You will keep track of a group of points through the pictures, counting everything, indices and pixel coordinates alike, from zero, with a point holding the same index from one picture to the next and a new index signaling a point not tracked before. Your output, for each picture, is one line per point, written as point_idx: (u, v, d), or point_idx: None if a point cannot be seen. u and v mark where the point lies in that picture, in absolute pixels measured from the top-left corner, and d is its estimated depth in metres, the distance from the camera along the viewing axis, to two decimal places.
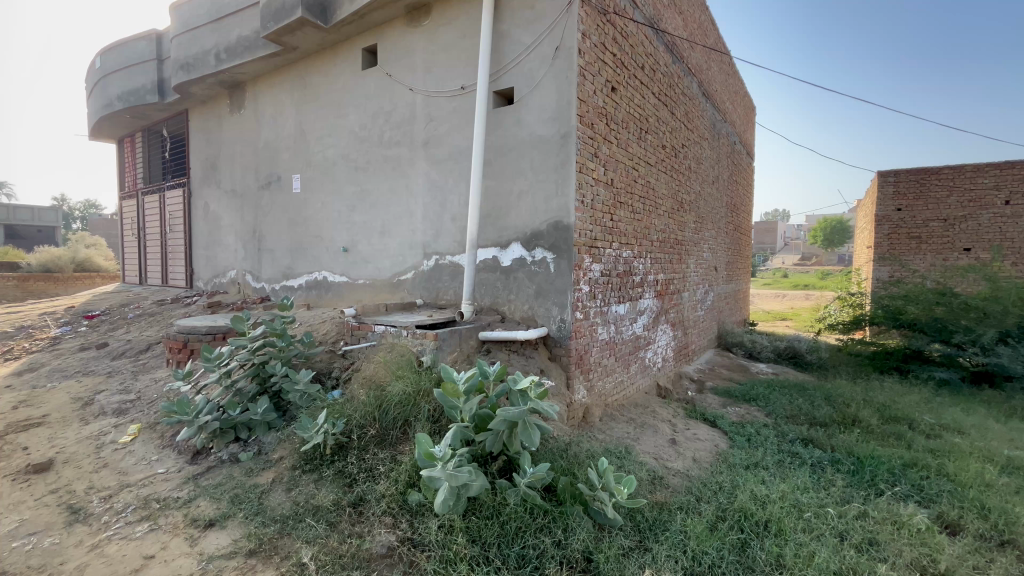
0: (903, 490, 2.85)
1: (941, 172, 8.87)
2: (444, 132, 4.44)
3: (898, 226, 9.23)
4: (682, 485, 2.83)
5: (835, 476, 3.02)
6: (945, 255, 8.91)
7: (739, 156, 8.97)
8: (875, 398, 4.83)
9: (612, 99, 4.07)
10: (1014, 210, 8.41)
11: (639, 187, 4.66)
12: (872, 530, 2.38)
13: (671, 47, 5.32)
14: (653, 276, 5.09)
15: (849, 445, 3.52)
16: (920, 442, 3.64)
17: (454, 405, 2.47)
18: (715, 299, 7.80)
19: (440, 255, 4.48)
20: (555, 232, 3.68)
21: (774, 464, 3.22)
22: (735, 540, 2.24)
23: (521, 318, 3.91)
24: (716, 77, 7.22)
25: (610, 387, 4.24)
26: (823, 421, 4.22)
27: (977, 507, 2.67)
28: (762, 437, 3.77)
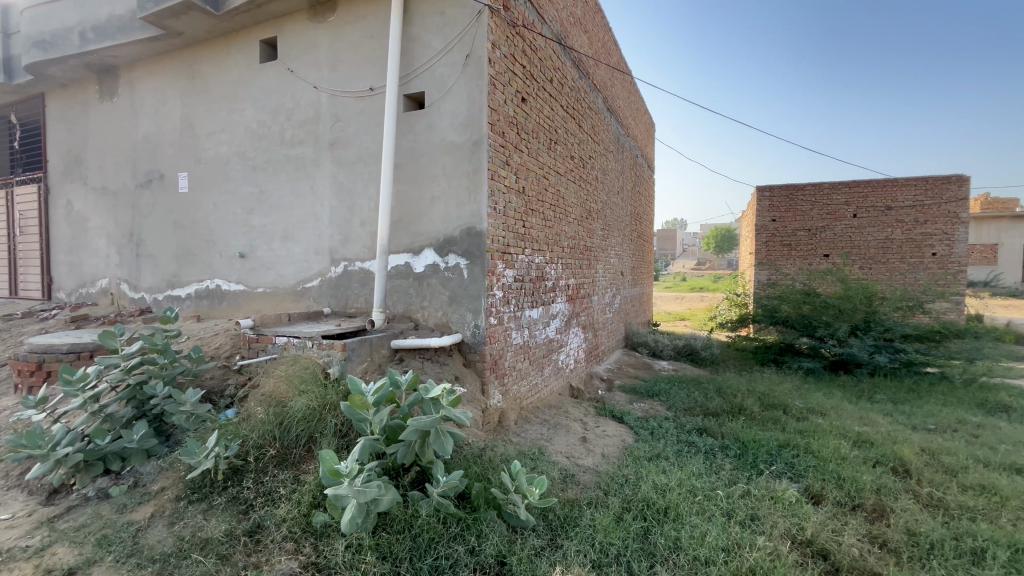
0: (779, 468, 3.22)
1: (805, 188, 10.20)
2: (352, 133, 4.27)
3: (773, 235, 10.49)
4: (592, 481, 2.96)
5: (725, 461, 3.33)
6: (810, 260, 10.26)
7: (641, 169, 9.63)
8: (756, 388, 5.43)
9: (522, 109, 4.17)
10: (860, 222, 9.88)
11: (550, 196, 4.83)
12: (754, 506, 2.66)
13: (577, 62, 5.58)
14: (564, 281, 5.29)
15: (736, 432, 3.91)
16: (792, 425, 4.14)
17: (362, 418, 2.37)
18: (622, 302, 8.28)
19: (349, 261, 4.29)
20: (468, 238, 3.69)
21: (673, 454, 3.49)
22: (639, 528, 2.38)
23: (436, 325, 3.86)
24: (619, 94, 7.70)
25: (525, 390, 4.32)
26: (715, 411, 4.65)
27: (835, 478, 3.09)
28: (663, 430, 4.06)
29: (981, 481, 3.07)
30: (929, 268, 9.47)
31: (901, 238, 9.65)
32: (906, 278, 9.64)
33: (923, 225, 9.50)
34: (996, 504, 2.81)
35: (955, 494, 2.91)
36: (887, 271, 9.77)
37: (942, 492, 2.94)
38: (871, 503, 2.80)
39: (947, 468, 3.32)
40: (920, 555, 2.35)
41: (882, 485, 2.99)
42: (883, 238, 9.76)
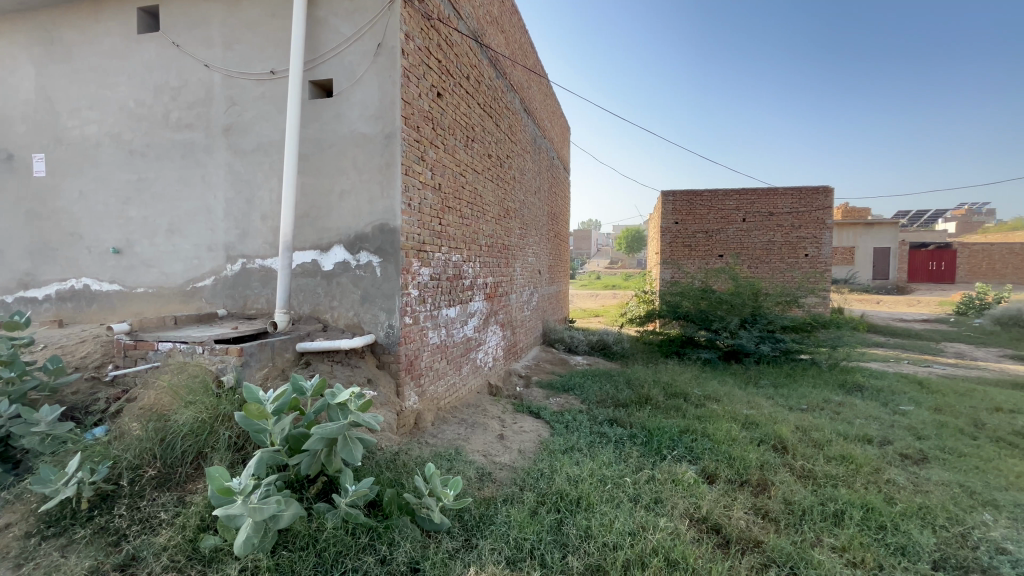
0: (680, 452, 3.47)
1: (702, 194, 11.13)
2: (250, 119, 3.92)
3: (676, 236, 11.34)
4: (508, 478, 2.98)
5: (632, 449, 3.53)
6: (707, 260, 11.23)
7: (557, 170, 9.90)
8: (661, 379, 5.83)
9: (438, 104, 4.09)
10: (748, 226, 10.98)
11: (467, 193, 4.79)
12: (658, 490, 2.84)
13: (494, 61, 5.59)
14: (482, 279, 5.29)
15: (643, 421, 4.16)
16: (691, 412, 4.49)
17: (261, 429, 2.18)
18: (540, 299, 8.47)
19: (248, 258, 3.94)
20: (380, 235, 3.55)
21: (586, 445, 3.63)
22: (552, 521, 2.44)
23: (346, 326, 3.67)
24: (536, 96, 7.86)
25: (442, 390, 4.26)
26: (624, 402, 4.92)
27: (727, 458, 3.39)
28: (577, 422, 4.21)
29: (841, 452, 3.54)
30: (803, 267, 10.75)
31: (781, 241, 10.86)
32: (785, 276, 10.86)
33: (798, 229, 10.75)
34: (851, 471, 3.26)
35: (822, 465, 3.32)
36: (770, 270, 10.94)
37: (812, 463, 3.35)
38: (756, 478, 3.12)
39: (816, 443, 3.78)
40: (794, 522, 2.65)
41: (765, 462, 3.34)
42: (767, 240, 10.92)
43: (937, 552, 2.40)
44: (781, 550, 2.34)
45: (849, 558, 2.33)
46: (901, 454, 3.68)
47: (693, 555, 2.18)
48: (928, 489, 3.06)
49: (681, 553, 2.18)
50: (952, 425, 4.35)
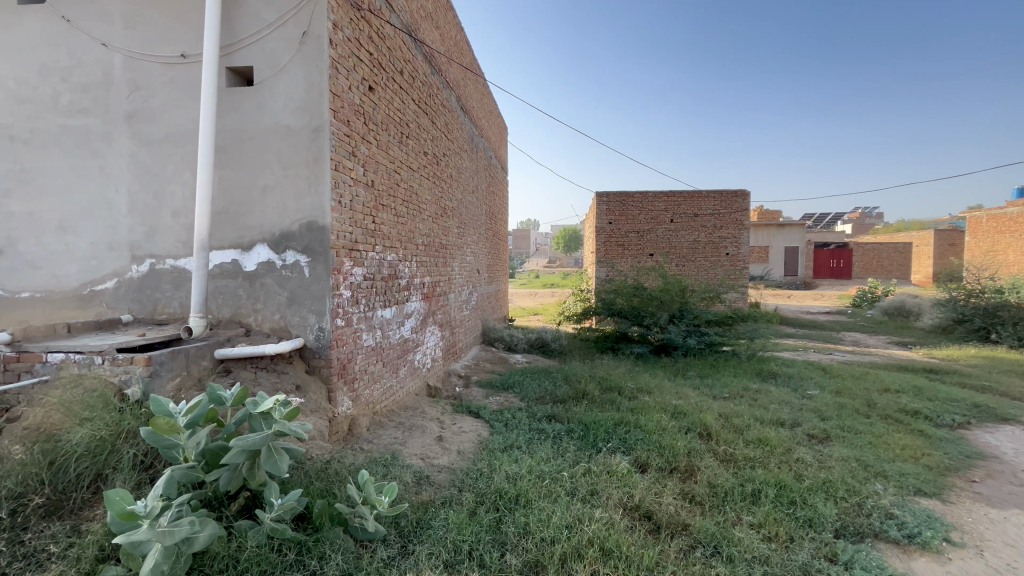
0: (615, 444, 3.60)
1: (634, 196, 11.62)
2: (157, 106, 3.58)
3: (610, 236, 11.77)
4: (447, 480, 2.94)
5: (569, 443, 3.61)
6: (639, 258, 11.75)
7: (494, 170, 9.91)
8: (597, 373, 6.02)
9: (370, 98, 3.95)
10: (676, 226, 11.60)
11: (402, 191, 4.67)
12: (594, 482, 2.92)
13: (428, 57, 5.49)
14: (419, 279, 5.19)
15: (580, 416, 4.26)
16: (625, 404, 4.67)
17: (172, 444, 1.99)
18: (479, 298, 8.45)
19: (157, 258, 3.60)
20: (309, 233, 3.37)
21: (525, 442, 3.67)
22: (491, 520, 2.43)
23: (272, 330, 3.45)
24: (472, 94, 7.81)
25: (378, 394, 4.13)
26: (562, 397, 5.02)
27: (659, 447, 3.55)
28: (516, 420, 4.24)
29: (758, 435, 3.82)
30: (724, 265, 11.53)
31: (705, 241, 11.57)
32: (709, 274, 11.59)
33: (720, 230, 11.50)
34: (767, 452, 3.53)
35: (741, 448, 3.58)
36: (695, 268, 11.63)
37: (733, 448, 3.59)
38: (684, 464, 3.30)
39: (736, 428, 4.06)
40: (717, 503, 2.83)
41: (692, 449, 3.54)
42: (692, 240, 11.60)
43: (838, 521, 2.66)
44: (706, 531, 2.48)
45: (765, 533, 2.53)
46: (808, 434, 4.04)
47: (626, 543, 2.26)
48: (831, 465, 3.38)
49: (616, 542, 2.25)
50: (849, 406, 4.85)
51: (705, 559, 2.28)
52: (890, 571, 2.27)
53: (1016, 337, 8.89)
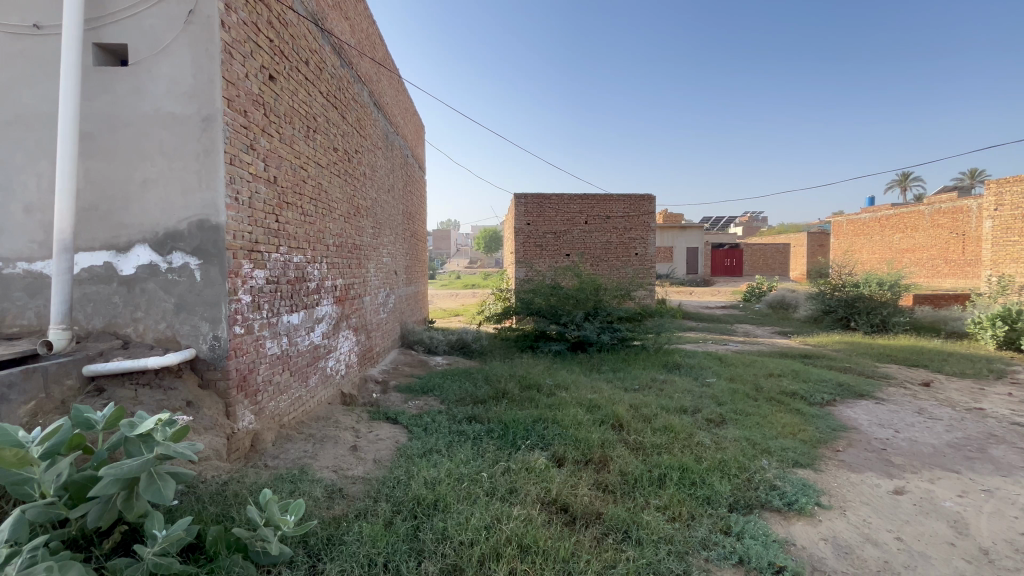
0: (534, 442, 3.67)
1: (550, 198, 11.96)
2: (3, 83, 3.05)
3: (528, 237, 12.01)
4: (362, 491, 2.81)
5: (488, 444, 3.61)
6: (556, 259, 12.13)
7: (411, 168, 9.68)
8: (517, 372, 6.10)
9: (270, 88, 3.67)
10: (589, 228, 12.12)
11: (309, 189, 4.40)
12: (513, 480, 2.96)
13: (337, 49, 5.23)
14: (330, 281, 4.92)
15: (499, 415, 4.29)
16: (544, 401, 4.78)
17: (24, 479, 1.70)
18: (396, 301, 8.19)
19: (4, 262, 3.06)
20: (199, 233, 3.06)
21: (445, 445, 3.62)
22: (408, 529, 2.37)
23: (156, 341, 3.09)
24: (387, 90, 7.58)
25: (285, 406, 3.85)
26: (482, 398, 5.03)
27: (575, 441, 3.67)
28: (435, 424, 4.17)
29: (664, 423, 4.10)
30: (634, 265, 12.25)
31: (616, 241, 12.20)
32: (620, 273, 12.24)
33: (629, 231, 12.20)
34: (672, 439, 3.80)
35: (649, 436, 3.81)
36: (608, 267, 12.23)
37: (642, 436, 3.81)
38: (598, 455, 3.45)
39: (645, 417, 4.32)
40: (628, 490, 2.99)
41: (605, 440, 3.70)
42: (605, 241, 12.18)
43: (731, 497, 2.93)
44: (618, 518, 2.62)
45: (669, 514, 2.71)
46: (707, 419, 4.41)
47: (544, 538, 2.31)
48: (725, 445, 3.72)
49: (533, 538, 2.30)
50: (741, 390, 5.37)
51: (616, 544, 2.40)
52: (773, 537, 2.55)
53: (869, 324, 10.42)
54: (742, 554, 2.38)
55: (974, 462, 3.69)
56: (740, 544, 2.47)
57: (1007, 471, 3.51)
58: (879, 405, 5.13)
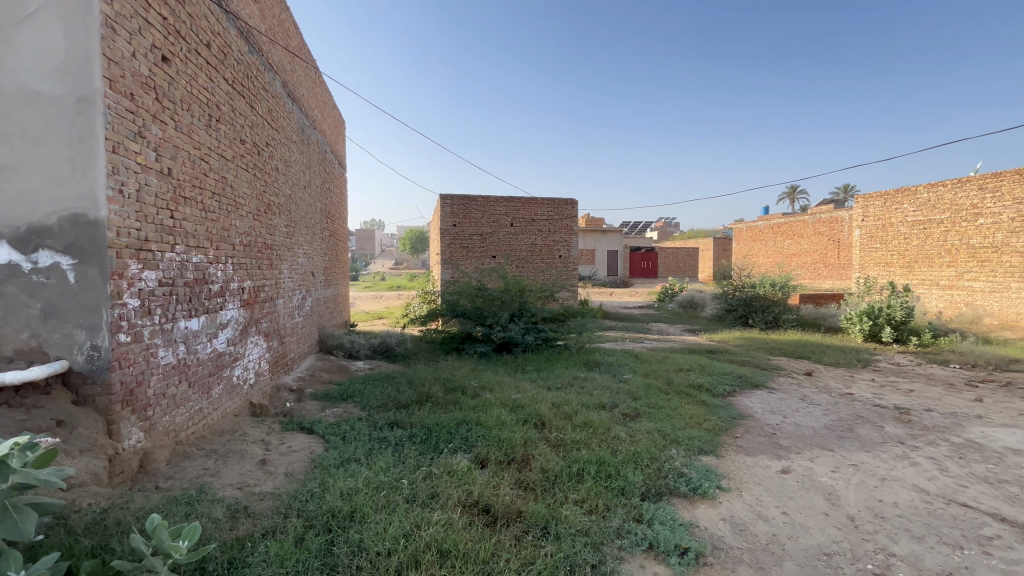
0: (456, 445, 3.64)
1: (477, 199, 11.97)
2: None
3: (454, 238, 11.93)
4: (270, 508, 2.62)
5: (410, 450, 3.53)
6: (482, 260, 12.16)
7: (331, 165, 9.23)
8: (442, 375, 6.02)
9: (163, 71, 3.33)
10: (515, 230, 12.29)
11: (211, 182, 4.04)
12: (434, 485, 2.92)
13: (245, 33, 4.87)
14: (236, 283, 4.54)
15: (422, 420, 4.21)
16: (468, 403, 4.76)
17: None
18: (314, 304, 7.75)
19: None
20: (73, 229, 2.70)
21: (364, 454, 3.49)
22: (321, 544, 2.25)
23: (17, 354, 2.67)
24: (302, 81, 7.16)
25: (183, 420, 3.50)
26: (405, 403, 4.91)
27: (498, 442, 3.69)
28: (354, 431, 4.01)
29: (583, 419, 4.25)
30: (558, 266, 12.61)
31: (541, 244, 12.48)
32: (545, 275, 12.55)
33: (554, 234, 12.53)
34: (590, 434, 3.95)
35: (570, 433, 3.94)
36: (533, 269, 12.49)
37: (563, 434, 3.93)
38: (520, 454, 3.50)
39: (566, 415, 4.46)
40: (548, 487, 3.07)
41: (528, 439, 3.77)
42: (530, 243, 12.41)
43: (643, 486, 3.10)
44: (538, 514, 2.67)
45: (587, 507, 2.82)
46: (623, 414, 4.64)
47: (464, 541, 2.30)
48: (640, 438, 3.94)
49: (452, 542, 2.28)
50: (655, 385, 5.72)
51: (536, 541, 2.45)
52: (680, 521, 2.75)
53: (764, 321, 11.58)
54: (652, 539, 2.53)
55: (845, 441, 4.21)
56: (651, 530, 2.62)
57: (869, 447, 4.06)
58: (771, 394, 5.70)
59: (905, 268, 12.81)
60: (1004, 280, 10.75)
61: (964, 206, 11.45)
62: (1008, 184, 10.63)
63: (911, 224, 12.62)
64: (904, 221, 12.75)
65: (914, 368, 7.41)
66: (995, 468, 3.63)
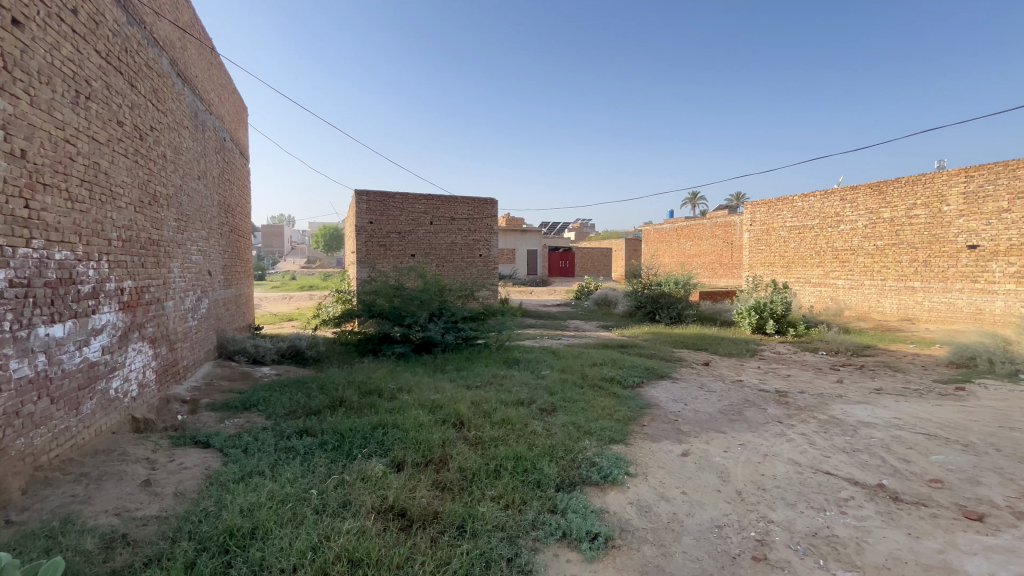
0: (371, 450, 3.52)
1: (394, 196, 11.65)
2: None
3: (371, 236, 11.52)
4: (155, 533, 2.36)
5: (320, 458, 3.36)
6: (400, 259, 11.84)
7: (230, 155, 8.48)
8: (356, 378, 5.78)
9: (16, 36, 2.87)
10: (435, 228, 12.12)
11: (81, 168, 3.55)
12: (346, 492, 2.81)
13: (123, 2, 4.33)
14: (113, 283, 4.02)
15: (334, 426, 4.02)
16: (385, 406, 4.62)
17: None
18: (211, 306, 7.07)
19: None
20: None
21: (268, 465, 3.26)
22: (216, 567, 2.08)
23: None
24: (195, 60, 6.49)
25: (44, 442, 3.03)
26: (316, 409, 4.65)
27: (415, 444, 3.63)
28: (257, 442, 3.72)
29: (502, 416, 4.30)
30: (478, 265, 12.64)
31: (461, 243, 12.43)
32: (465, 274, 12.51)
33: (474, 233, 12.54)
34: (508, 430, 4.02)
35: (488, 431, 3.97)
36: (453, 268, 12.41)
37: (481, 432, 3.95)
38: (438, 455, 3.47)
39: (485, 413, 4.49)
40: (465, 485, 3.07)
41: (446, 439, 3.75)
42: (450, 242, 12.32)
43: (558, 477, 3.22)
44: (454, 513, 2.67)
45: (503, 503, 2.86)
46: (541, 409, 4.78)
47: (377, 548, 2.25)
48: (555, 431, 4.07)
49: (365, 550, 2.22)
50: (571, 380, 5.94)
51: (452, 540, 2.45)
52: (591, 508, 2.88)
53: (669, 316, 12.56)
54: (565, 528, 2.64)
55: (736, 424, 4.66)
56: (564, 519, 2.72)
57: (755, 427, 4.55)
58: (674, 384, 6.16)
59: (784, 267, 14.48)
60: (859, 278, 12.56)
61: (829, 214, 13.18)
62: (862, 197, 12.41)
63: (789, 229, 14.27)
64: (784, 226, 14.39)
65: (791, 356, 8.42)
66: (851, 439, 4.23)
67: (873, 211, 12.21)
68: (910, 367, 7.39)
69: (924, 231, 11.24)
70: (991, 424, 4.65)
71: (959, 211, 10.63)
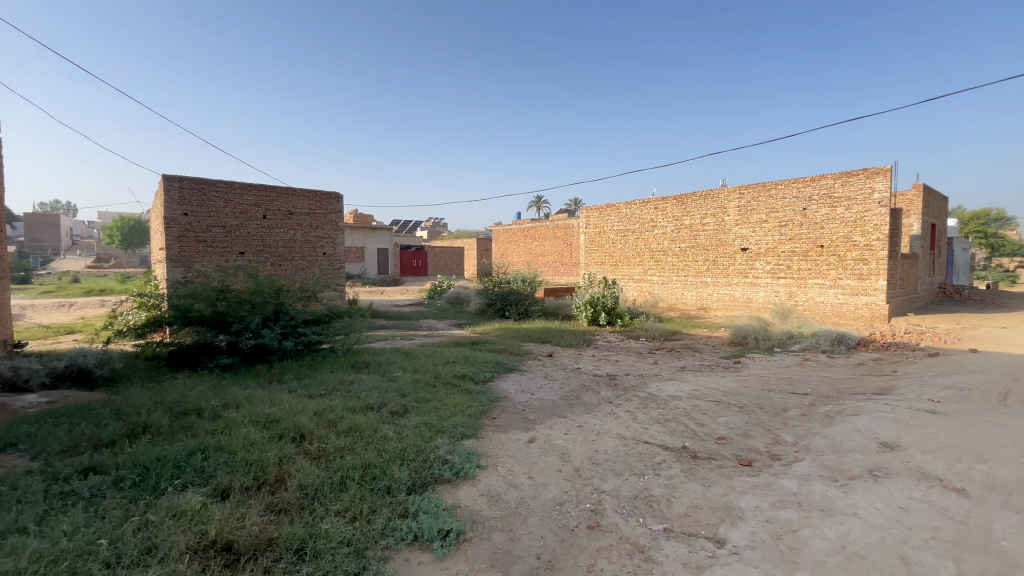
0: (186, 481, 3.01)
1: (217, 184, 10.14)
2: None
3: (187, 230, 9.84)
4: None
5: (113, 499, 2.75)
6: (226, 257, 10.35)
7: None
8: (166, 398, 4.88)
9: None
10: (269, 223, 10.88)
11: None
12: (152, 536, 2.36)
13: None
14: None
15: (134, 457, 3.33)
16: (205, 428, 3.98)
17: None
18: None
19: None
20: None
21: (33, 519, 2.56)
22: None
23: None
24: None
25: None
26: (108, 440, 3.79)
27: (244, 466, 3.20)
28: (15, 491, 2.89)
29: (348, 424, 4.05)
30: (321, 265, 11.69)
31: (300, 240, 11.36)
32: (306, 274, 11.47)
33: (316, 230, 11.56)
34: (356, 438, 3.80)
35: (333, 441, 3.70)
36: (292, 268, 11.28)
37: (324, 443, 3.67)
38: (273, 475, 3.13)
39: (329, 422, 4.17)
40: (306, 503, 2.83)
41: (283, 456, 3.38)
42: (287, 239, 11.17)
43: (410, 480, 3.16)
44: (292, 535, 2.43)
45: (349, 516, 2.71)
46: (391, 412, 4.62)
47: None
48: (407, 434, 3.97)
49: None
50: (424, 379, 5.88)
51: (290, 567, 2.24)
52: (443, 506, 2.89)
53: (517, 312, 13.23)
54: (417, 531, 2.60)
55: (574, 408, 5.13)
56: (415, 522, 2.68)
57: (590, 409, 5.07)
58: (522, 375, 6.53)
59: (613, 266, 16.41)
60: (669, 275, 14.87)
61: (646, 220, 15.32)
62: (670, 206, 14.71)
63: (616, 232, 16.22)
64: (612, 230, 16.30)
65: (619, 343, 9.58)
66: (664, 411, 5.00)
67: (678, 219, 14.55)
68: (706, 347, 9.01)
69: (713, 236, 13.78)
70: (756, 388, 5.93)
71: (735, 220, 13.27)
